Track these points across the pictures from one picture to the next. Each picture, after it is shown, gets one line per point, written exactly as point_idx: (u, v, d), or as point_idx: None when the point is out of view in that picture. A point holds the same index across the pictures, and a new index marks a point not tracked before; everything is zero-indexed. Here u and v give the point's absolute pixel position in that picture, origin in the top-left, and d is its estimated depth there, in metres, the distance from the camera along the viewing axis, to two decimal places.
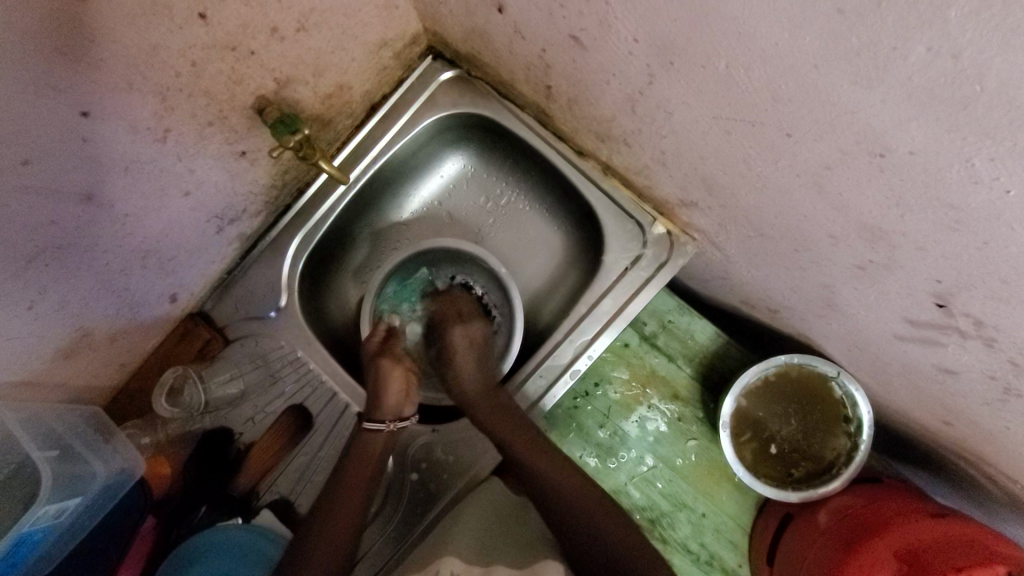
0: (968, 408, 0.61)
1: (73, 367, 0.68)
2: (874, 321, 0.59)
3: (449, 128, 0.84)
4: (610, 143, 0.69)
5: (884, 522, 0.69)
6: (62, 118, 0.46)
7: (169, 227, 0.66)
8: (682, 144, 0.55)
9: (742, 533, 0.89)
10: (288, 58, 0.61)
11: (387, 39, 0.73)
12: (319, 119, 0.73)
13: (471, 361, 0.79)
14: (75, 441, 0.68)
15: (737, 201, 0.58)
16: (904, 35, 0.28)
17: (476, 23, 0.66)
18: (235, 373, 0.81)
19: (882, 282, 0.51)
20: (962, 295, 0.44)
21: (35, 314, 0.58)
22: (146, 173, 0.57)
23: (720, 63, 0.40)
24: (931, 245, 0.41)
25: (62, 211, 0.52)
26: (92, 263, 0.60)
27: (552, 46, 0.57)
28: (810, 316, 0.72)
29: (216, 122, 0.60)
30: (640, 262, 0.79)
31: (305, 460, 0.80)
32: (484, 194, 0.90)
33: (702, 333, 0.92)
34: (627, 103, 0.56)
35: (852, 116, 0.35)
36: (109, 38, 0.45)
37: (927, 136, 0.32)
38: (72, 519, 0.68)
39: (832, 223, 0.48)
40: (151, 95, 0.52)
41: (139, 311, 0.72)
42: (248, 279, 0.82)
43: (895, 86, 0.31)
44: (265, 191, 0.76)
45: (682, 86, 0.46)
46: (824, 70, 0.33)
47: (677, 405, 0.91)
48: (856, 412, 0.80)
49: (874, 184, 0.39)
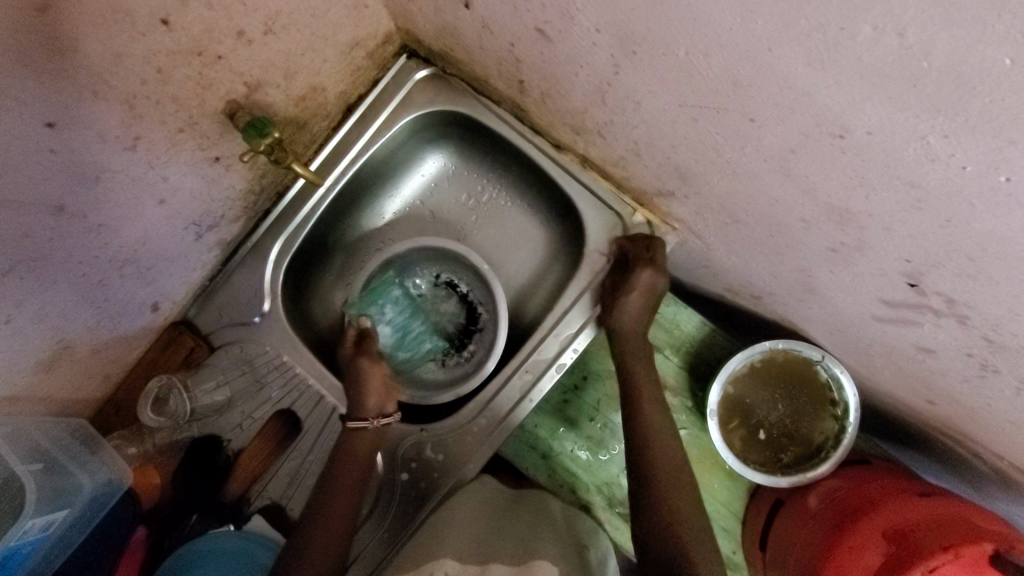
0: (949, 385, 0.61)
1: (54, 380, 0.67)
2: (852, 303, 0.60)
3: (426, 127, 0.84)
4: (586, 136, 0.69)
5: (871, 503, 0.70)
6: (28, 129, 0.46)
7: (146, 236, 0.65)
8: (654, 134, 0.55)
9: (735, 519, 0.90)
10: (257, 62, 0.61)
11: (359, 39, 0.73)
12: (294, 121, 0.73)
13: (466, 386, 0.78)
14: (59, 453, 0.68)
15: (711, 188, 0.58)
16: (850, 14, 0.28)
17: (446, 21, 0.66)
18: (221, 381, 0.81)
19: (855, 264, 0.51)
20: (932, 274, 0.45)
21: (12, 328, 0.57)
22: (118, 182, 0.57)
23: (679, 50, 0.40)
24: (897, 224, 0.41)
25: (32, 222, 0.52)
26: (69, 275, 0.59)
27: (520, 41, 0.57)
28: (792, 301, 0.72)
29: (187, 128, 0.60)
30: (622, 253, 0.79)
31: (295, 464, 0.81)
32: (465, 192, 0.90)
33: (688, 322, 0.92)
34: (597, 95, 0.56)
35: (810, 99, 0.35)
36: (71, 47, 0.45)
37: (882, 115, 0.32)
38: (61, 532, 0.67)
39: (802, 207, 0.48)
40: (119, 103, 0.51)
41: (120, 321, 0.72)
42: (231, 286, 0.82)
43: (848, 66, 0.31)
44: (243, 196, 0.76)
45: (647, 75, 0.46)
46: (778, 52, 0.33)
47: (666, 394, 0.92)
48: (842, 395, 0.81)
49: (837, 165, 0.40)
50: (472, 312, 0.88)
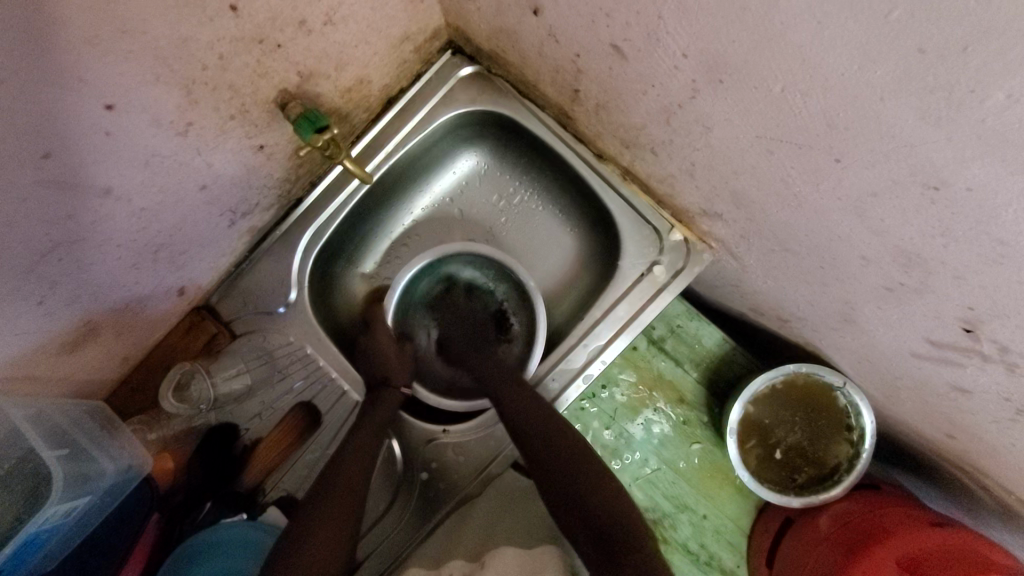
0: (966, 429, 0.61)
1: (78, 361, 0.66)
2: (892, 339, 0.59)
3: (465, 125, 0.82)
4: (634, 150, 0.69)
5: (883, 530, 0.68)
6: (86, 111, 0.45)
7: (183, 221, 0.64)
8: (715, 158, 0.55)
9: (741, 535, 0.87)
10: (312, 52, 0.60)
11: (409, 34, 0.71)
12: (338, 112, 0.71)
13: (491, 384, 0.76)
14: (81, 437, 0.66)
15: (767, 216, 0.57)
16: (983, 79, 0.28)
17: (505, 23, 0.65)
18: (242, 369, 0.80)
19: (909, 304, 0.51)
20: (992, 322, 0.44)
21: (45, 310, 0.56)
22: (165, 167, 0.56)
23: (776, 86, 0.41)
24: (970, 274, 0.41)
25: (78, 206, 0.51)
26: (106, 258, 0.59)
27: (587, 52, 0.57)
28: (823, 329, 0.72)
29: (238, 116, 0.59)
30: (656, 268, 0.78)
31: (313, 456, 0.80)
32: (497, 193, 0.88)
33: (709, 338, 0.90)
34: (662, 114, 0.56)
35: (912, 150, 0.36)
36: (138, 29, 0.44)
37: (987, 175, 0.33)
38: (79, 517, 0.66)
39: (866, 245, 0.48)
40: (176, 88, 0.51)
41: (147, 305, 0.70)
42: (257, 273, 0.80)
43: (964, 127, 0.31)
44: (278, 184, 0.74)
45: (728, 104, 0.47)
46: (890, 103, 0.34)
47: (683, 408, 0.90)
48: (859, 421, 0.80)
49: (921, 215, 0.40)
50: (503, 321, 0.86)
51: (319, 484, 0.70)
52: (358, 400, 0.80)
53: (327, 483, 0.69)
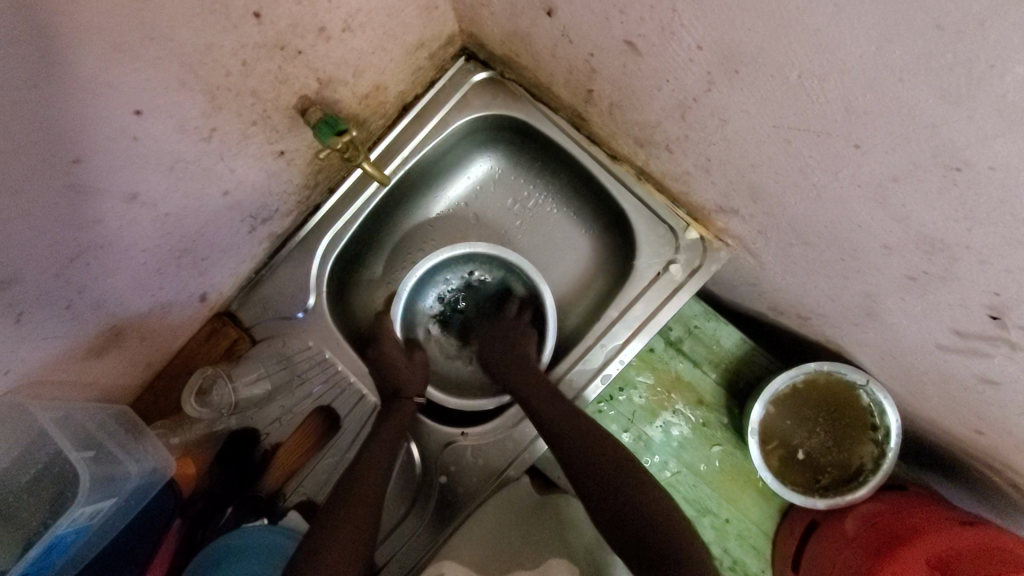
0: (996, 424, 0.60)
1: (105, 365, 0.67)
2: (917, 331, 0.58)
3: (481, 129, 0.83)
4: (649, 148, 0.69)
5: (911, 530, 0.67)
6: (116, 117, 0.47)
7: (206, 226, 0.66)
8: (733, 151, 0.55)
9: (766, 539, 0.86)
10: (331, 58, 0.61)
11: (423, 40, 0.72)
12: (355, 118, 0.73)
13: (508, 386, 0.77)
14: (107, 440, 0.68)
15: (785, 208, 0.57)
16: (1004, 55, 0.28)
17: (519, 26, 0.66)
18: (262, 374, 0.81)
19: (933, 293, 0.50)
20: (1020, 308, 0.43)
21: (72, 313, 0.57)
22: (190, 172, 0.58)
23: (792, 73, 0.41)
24: (996, 258, 0.40)
25: (105, 210, 0.52)
26: (132, 262, 0.60)
27: (601, 51, 0.57)
28: (844, 325, 0.71)
29: (259, 121, 0.60)
30: (673, 267, 0.78)
31: (333, 460, 0.81)
32: (511, 196, 0.89)
33: (728, 339, 0.89)
34: (677, 109, 0.56)
35: (932, 130, 0.36)
36: (167, 36, 0.45)
37: (1011, 154, 0.32)
38: (104, 519, 0.67)
39: (888, 233, 0.48)
40: (201, 94, 0.52)
41: (170, 310, 0.71)
42: (276, 279, 0.81)
43: (985, 104, 0.31)
44: (297, 190, 0.76)
45: (744, 96, 0.47)
46: (909, 85, 0.34)
47: (702, 410, 0.89)
48: (884, 420, 0.79)
49: (943, 198, 0.39)
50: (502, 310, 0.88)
51: (337, 489, 0.70)
52: (375, 404, 0.81)
53: (349, 488, 0.69)
